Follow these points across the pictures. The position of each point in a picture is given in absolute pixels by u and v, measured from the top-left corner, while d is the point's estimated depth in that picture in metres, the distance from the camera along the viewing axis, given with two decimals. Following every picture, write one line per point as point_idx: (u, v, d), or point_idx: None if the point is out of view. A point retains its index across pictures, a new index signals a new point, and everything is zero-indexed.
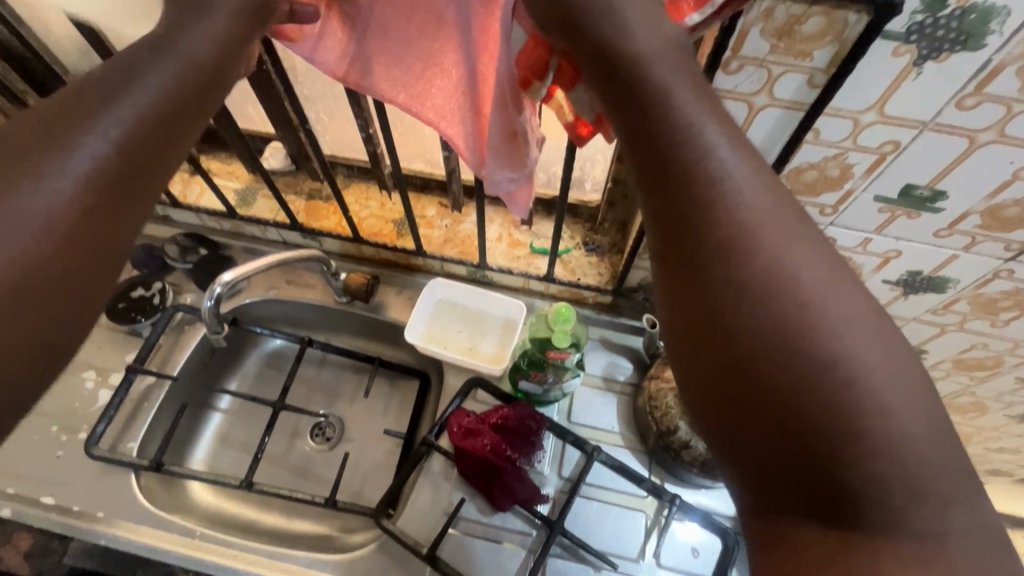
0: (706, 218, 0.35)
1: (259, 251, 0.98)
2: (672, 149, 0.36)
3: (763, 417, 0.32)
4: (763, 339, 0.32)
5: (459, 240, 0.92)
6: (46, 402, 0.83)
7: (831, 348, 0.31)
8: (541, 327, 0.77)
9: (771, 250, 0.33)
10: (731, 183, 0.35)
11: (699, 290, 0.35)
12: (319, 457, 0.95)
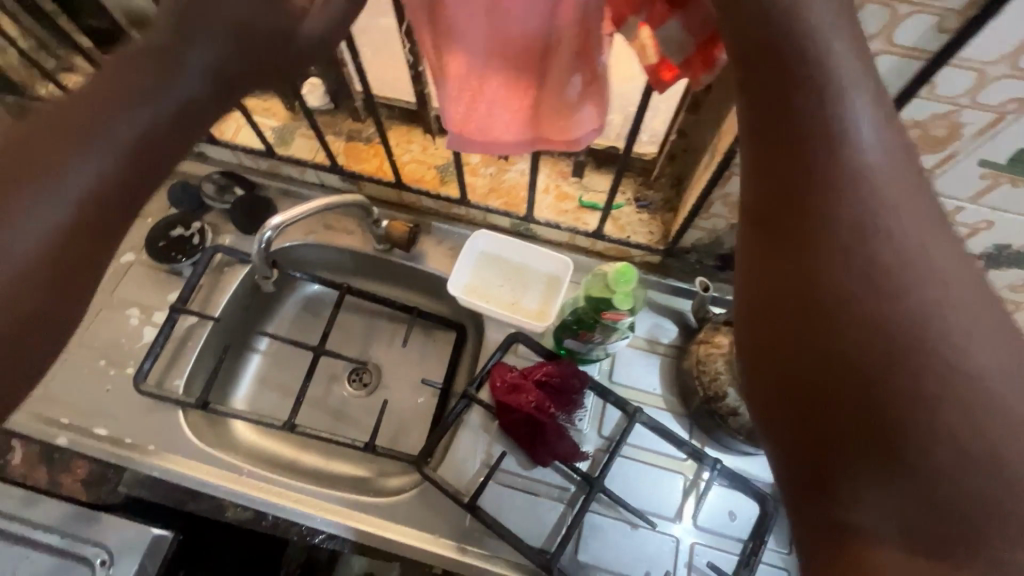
0: (832, 192, 0.31)
1: (297, 193, 0.96)
2: (815, 97, 0.31)
3: (855, 407, 0.29)
4: (884, 342, 0.29)
5: (504, 190, 0.88)
6: (93, 336, 0.84)
7: (965, 364, 0.27)
8: (596, 285, 0.73)
9: (906, 243, 0.30)
10: (873, 156, 0.31)
11: (814, 270, 0.31)
12: (356, 402, 0.95)
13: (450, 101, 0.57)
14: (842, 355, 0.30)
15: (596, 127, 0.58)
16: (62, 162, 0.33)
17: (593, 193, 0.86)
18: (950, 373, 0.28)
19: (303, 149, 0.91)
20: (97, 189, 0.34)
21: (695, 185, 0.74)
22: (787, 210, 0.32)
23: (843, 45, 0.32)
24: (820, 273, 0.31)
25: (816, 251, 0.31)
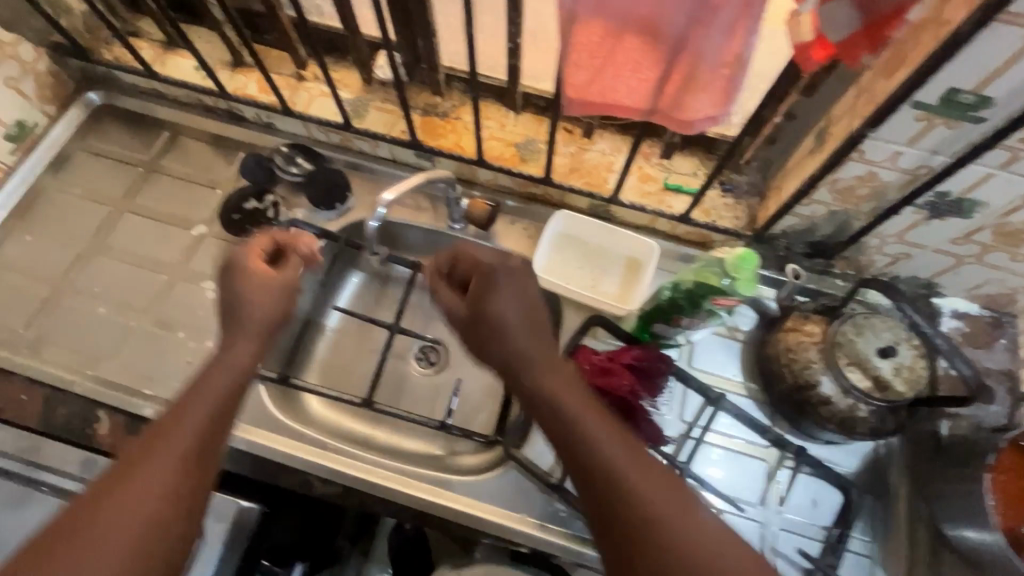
0: (605, 486, 0.51)
1: (368, 168, 0.94)
2: (590, 453, 0.52)
3: (628, 494, 0.50)
4: (635, 512, 0.49)
5: (585, 170, 0.86)
6: (171, 309, 0.84)
7: (652, 511, 0.49)
8: (709, 272, 0.69)
9: (613, 454, 0.52)
10: (600, 445, 0.53)
11: (606, 508, 0.50)
12: (424, 380, 0.95)
13: (577, 66, 0.58)
14: (618, 471, 0.51)
15: (718, 110, 0.57)
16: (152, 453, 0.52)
17: (677, 175, 0.84)
18: (664, 508, 0.49)
19: (377, 123, 0.90)
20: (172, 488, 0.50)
21: (796, 170, 0.72)
22: (581, 477, 0.53)
23: (574, 403, 0.56)
24: (599, 469, 0.51)
25: (616, 521, 0.50)
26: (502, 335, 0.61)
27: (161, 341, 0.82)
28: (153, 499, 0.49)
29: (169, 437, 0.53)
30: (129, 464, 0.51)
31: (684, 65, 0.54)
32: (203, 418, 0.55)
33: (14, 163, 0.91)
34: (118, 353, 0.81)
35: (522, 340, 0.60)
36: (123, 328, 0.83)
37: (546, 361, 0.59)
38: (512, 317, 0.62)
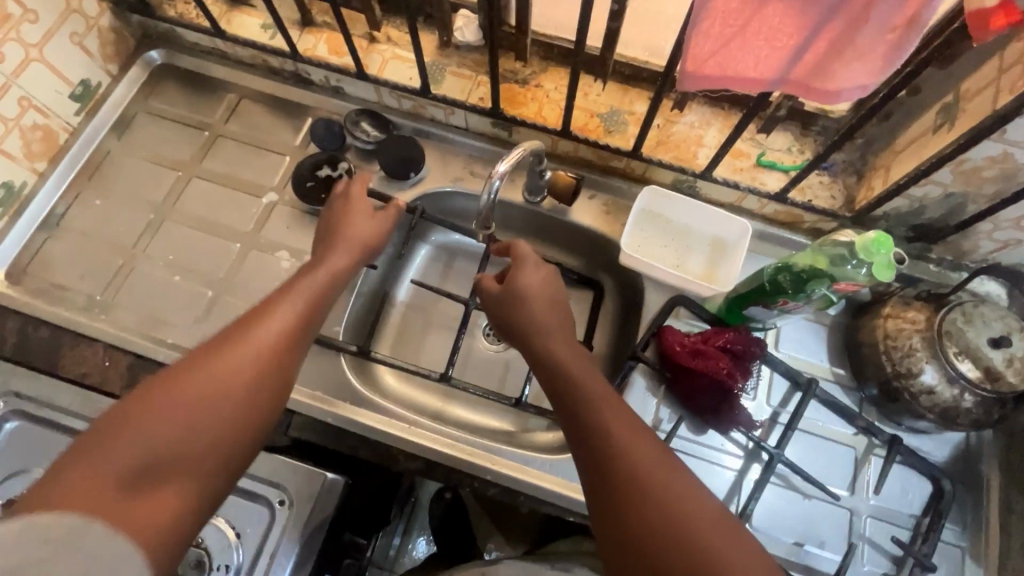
0: (601, 435, 0.51)
1: (441, 137, 0.90)
2: (589, 407, 0.53)
3: (613, 445, 0.49)
4: (625, 454, 0.49)
5: (672, 144, 0.82)
6: (246, 279, 0.83)
7: (650, 466, 0.48)
8: (823, 252, 0.65)
9: (613, 409, 0.52)
10: (607, 400, 0.54)
11: (608, 459, 0.49)
12: (494, 357, 0.94)
13: (706, 34, 0.54)
14: (604, 423, 0.51)
15: (871, 80, 0.53)
16: (246, 324, 0.54)
17: (770, 152, 0.81)
18: (644, 461, 0.48)
19: (454, 90, 0.86)
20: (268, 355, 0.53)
21: (914, 149, 0.68)
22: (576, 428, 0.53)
23: (579, 363, 0.58)
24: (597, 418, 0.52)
25: (604, 464, 0.49)
26: (526, 305, 0.64)
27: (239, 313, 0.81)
28: (256, 368, 0.51)
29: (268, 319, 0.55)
30: (232, 331, 0.53)
31: (842, 29, 0.50)
32: (295, 309, 0.58)
33: (81, 125, 0.88)
34: (197, 323, 0.80)
35: (531, 314, 0.63)
36: (199, 297, 0.82)
37: (559, 333, 0.62)
38: (534, 295, 0.64)
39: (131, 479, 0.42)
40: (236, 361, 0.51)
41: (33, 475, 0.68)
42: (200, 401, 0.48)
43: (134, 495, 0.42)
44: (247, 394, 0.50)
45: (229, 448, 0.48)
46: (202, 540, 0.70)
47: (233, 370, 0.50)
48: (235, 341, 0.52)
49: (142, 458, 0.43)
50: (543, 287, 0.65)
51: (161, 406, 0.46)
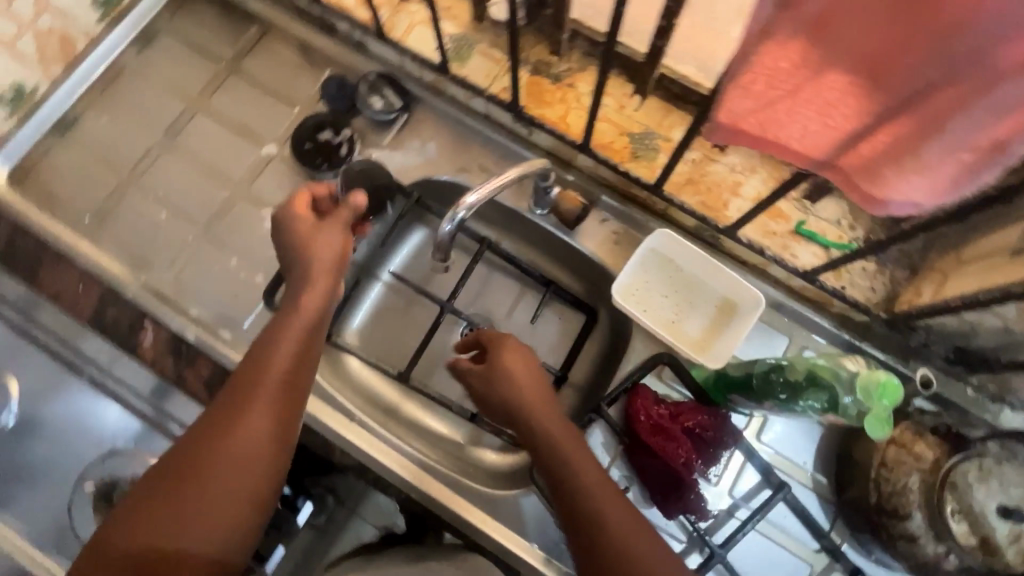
0: (582, 511, 0.52)
1: (456, 119, 0.82)
2: (572, 492, 0.53)
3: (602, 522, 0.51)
4: (605, 532, 0.50)
5: (703, 186, 0.72)
6: (228, 232, 0.80)
7: (626, 536, 0.50)
8: (825, 367, 0.62)
9: (590, 483, 0.53)
10: (586, 476, 0.53)
11: (580, 531, 0.51)
12: None
13: (744, 95, 0.43)
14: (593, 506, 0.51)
15: (930, 197, 0.43)
16: (273, 329, 0.54)
17: (813, 220, 0.70)
18: (631, 540, 0.50)
19: (480, 72, 0.77)
20: (300, 346, 0.54)
21: (979, 267, 0.57)
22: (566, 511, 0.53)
23: (557, 430, 0.56)
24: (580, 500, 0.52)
25: (582, 536, 0.51)
26: (509, 384, 0.59)
27: (217, 265, 0.79)
28: (285, 384, 0.52)
29: (255, 392, 0.50)
30: (256, 348, 0.53)
31: (913, 131, 0.39)
32: (310, 322, 0.55)
33: (101, 35, 0.85)
34: (176, 267, 0.79)
35: (507, 387, 0.59)
36: (182, 241, 0.80)
37: (547, 405, 0.58)
38: (516, 362, 0.60)
39: (153, 555, 0.45)
40: (238, 439, 0.49)
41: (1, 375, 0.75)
42: (238, 428, 0.49)
43: (166, 521, 0.46)
44: (283, 411, 0.51)
45: (272, 462, 0.50)
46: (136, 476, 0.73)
47: (269, 379, 0.51)
48: (232, 422, 0.49)
49: (156, 536, 0.46)
50: (518, 349, 0.61)
51: (165, 518, 0.46)
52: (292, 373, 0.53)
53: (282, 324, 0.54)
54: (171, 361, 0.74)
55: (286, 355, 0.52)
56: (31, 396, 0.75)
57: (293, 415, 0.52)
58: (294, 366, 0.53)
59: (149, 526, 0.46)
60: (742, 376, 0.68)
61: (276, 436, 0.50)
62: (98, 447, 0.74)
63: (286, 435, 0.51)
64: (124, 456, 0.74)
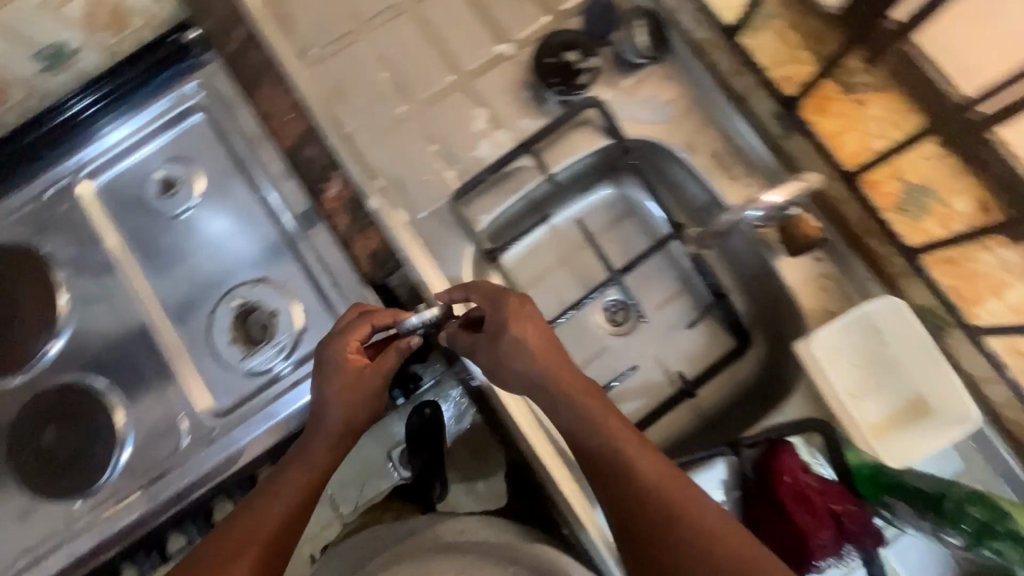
0: (624, 483, 0.53)
1: (709, 93, 0.75)
2: (607, 466, 0.54)
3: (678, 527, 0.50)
4: (652, 504, 0.52)
5: (963, 271, 0.63)
6: (438, 116, 0.77)
7: (673, 505, 0.51)
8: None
9: (621, 451, 0.54)
10: (615, 444, 0.54)
11: (629, 506, 0.52)
12: (602, 333, 0.85)
13: None
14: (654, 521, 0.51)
15: None
16: (265, 490, 0.60)
17: None
18: (690, 508, 0.51)
19: (765, 50, 0.68)
20: (293, 511, 0.59)
21: None
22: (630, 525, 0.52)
23: (569, 403, 0.56)
24: (648, 512, 0.51)
25: (631, 510, 0.52)
26: (517, 352, 0.57)
27: (416, 144, 0.77)
28: (280, 522, 0.58)
29: (288, 476, 0.60)
30: (238, 513, 0.59)
31: None
32: (311, 469, 0.61)
33: None
34: (375, 130, 0.77)
35: (533, 376, 0.57)
36: (392, 107, 0.78)
37: (569, 368, 0.57)
38: (516, 315, 0.58)
39: None
40: (264, 517, 0.58)
41: (197, 170, 0.80)
42: (234, 557, 0.55)
43: None
44: (269, 544, 0.56)
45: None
46: (276, 313, 0.76)
47: (262, 521, 0.57)
48: (204, 571, 0.55)
49: None
50: (497, 301, 0.59)
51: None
52: (277, 532, 0.57)
53: (277, 482, 0.60)
54: (348, 220, 0.74)
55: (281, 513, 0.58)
56: (215, 200, 0.79)
57: (285, 530, 0.58)
58: (283, 520, 0.58)
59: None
60: (934, 491, 0.60)
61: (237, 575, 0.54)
62: (254, 270, 0.78)
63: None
64: (273, 288, 0.77)
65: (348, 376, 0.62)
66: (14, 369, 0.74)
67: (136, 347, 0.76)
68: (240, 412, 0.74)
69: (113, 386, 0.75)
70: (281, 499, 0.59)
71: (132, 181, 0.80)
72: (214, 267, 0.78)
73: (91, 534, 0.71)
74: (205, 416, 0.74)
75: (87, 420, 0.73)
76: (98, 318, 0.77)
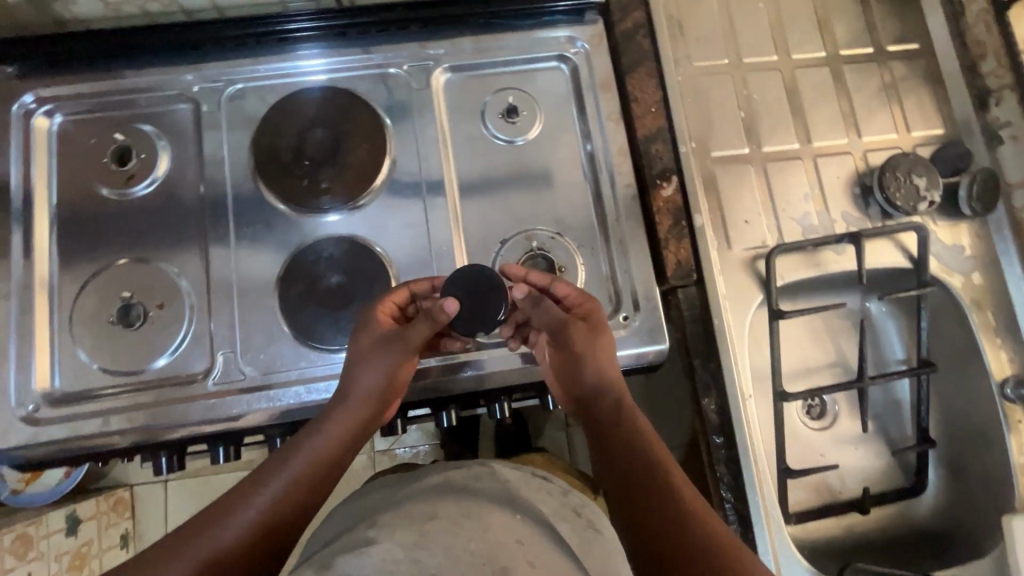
0: (638, 459, 0.63)
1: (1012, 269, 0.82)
2: (622, 443, 0.65)
3: (674, 496, 0.59)
4: (658, 489, 0.60)
5: None
6: (775, 172, 0.83)
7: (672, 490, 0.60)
8: None
9: (637, 442, 0.65)
10: (637, 433, 0.66)
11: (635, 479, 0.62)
12: (798, 416, 0.91)
13: None
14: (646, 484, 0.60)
15: None
16: (308, 428, 0.65)
17: None
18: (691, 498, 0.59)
19: None
20: (334, 441, 0.64)
21: None
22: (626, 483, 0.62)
23: (608, 396, 0.70)
24: (648, 478, 0.61)
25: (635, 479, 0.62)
26: (584, 346, 0.70)
27: (747, 187, 0.82)
28: (327, 457, 0.63)
29: (329, 424, 0.65)
30: (285, 450, 0.63)
31: None
32: (351, 417, 0.66)
33: None
34: (718, 158, 0.82)
35: (595, 379, 0.70)
36: (740, 144, 0.83)
37: (610, 369, 0.71)
38: (595, 321, 0.70)
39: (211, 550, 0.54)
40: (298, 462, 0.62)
41: (538, 109, 0.82)
42: (281, 482, 0.60)
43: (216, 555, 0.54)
44: (316, 479, 0.62)
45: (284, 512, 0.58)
46: (561, 269, 0.78)
47: (315, 455, 0.63)
48: (250, 493, 0.59)
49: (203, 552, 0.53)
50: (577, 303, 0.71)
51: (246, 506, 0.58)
52: (318, 463, 0.62)
53: (323, 417, 0.65)
54: (670, 224, 0.78)
55: (329, 440, 0.64)
56: (544, 144, 0.81)
57: (328, 462, 0.63)
58: (330, 450, 0.64)
59: (243, 518, 0.57)
60: None
61: (287, 495, 0.59)
62: (555, 221, 0.79)
63: (297, 501, 0.59)
64: (566, 246, 0.78)
65: (381, 329, 0.68)
66: (303, 204, 0.76)
67: (420, 237, 0.78)
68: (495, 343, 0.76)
69: (392, 264, 0.76)
70: (323, 439, 0.64)
71: (476, 94, 0.83)
72: (519, 201, 0.79)
73: (323, 387, 0.72)
74: None
75: (358, 282, 0.75)
76: (397, 197, 0.79)
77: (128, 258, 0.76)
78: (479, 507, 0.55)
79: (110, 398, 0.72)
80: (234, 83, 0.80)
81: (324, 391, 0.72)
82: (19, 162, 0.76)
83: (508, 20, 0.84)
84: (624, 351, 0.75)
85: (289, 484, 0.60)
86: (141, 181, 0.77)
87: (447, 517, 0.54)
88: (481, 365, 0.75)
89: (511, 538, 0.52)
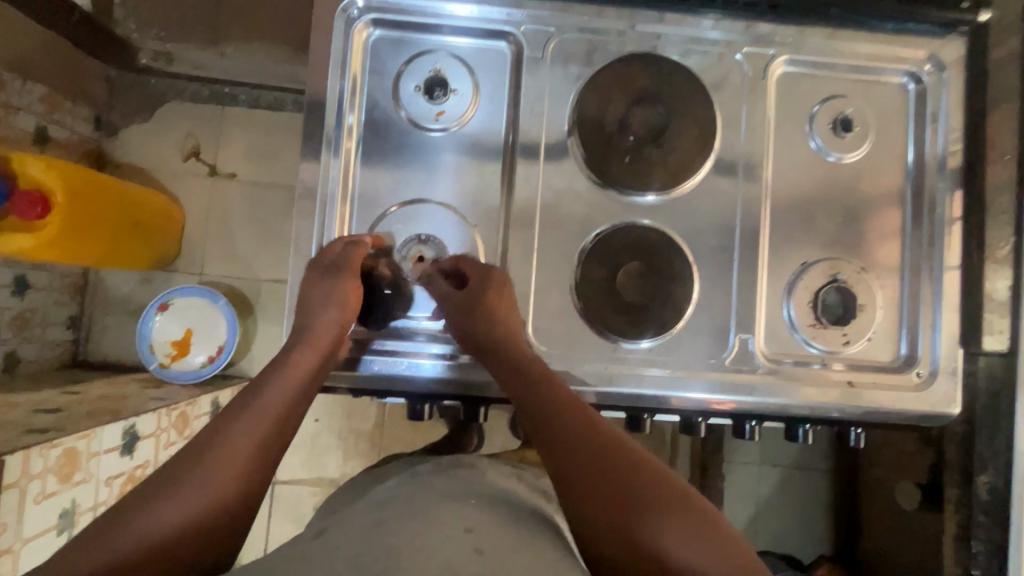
0: (559, 422, 0.58)
1: None
2: (537, 408, 0.60)
3: (610, 441, 0.56)
4: (584, 441, 0.56)
5: None
6: None
7: (609, 439, 0.57)
8: None
9: (550, 399, 0.61)
10: (544, 393, 0.62)
11: (562, 430, 0.57)
12: None
13: None
14: (574, 436, 0.56)
15: None
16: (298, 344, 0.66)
17: None
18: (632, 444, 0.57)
19: None
20: (318, 351, 0.66)
21: None
22: (558, 438, 0.57)
23: (511, 353, 0.66)
24: (575, 430, 0.57)
25: (565, 432, 0.57)
26: (485, 301, 0.69)
27: None
28: (309, 369, 0.64)
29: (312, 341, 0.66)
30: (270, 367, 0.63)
31: None
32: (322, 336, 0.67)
33: None
34: None
35: (502, 335, 0.68)
36: None
37: (513, 332, 0.69)
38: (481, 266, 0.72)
39: (217, 469, 0.53)
40: (277, 387, 0.61)
41: (869, 130, 0.77)
42: (275, 394, 0.60)
43: (221, 470, 0.53)
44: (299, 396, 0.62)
45: (279, 416, 0.59)
46: (861, 309, 0.75)
47: (301, 369, 0.63)
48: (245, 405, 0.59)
49: (210, 477, 0.53)
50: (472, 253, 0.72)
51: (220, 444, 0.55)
52: (308, 370, 0.64)
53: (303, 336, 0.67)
54: (998, 287, 0.73)
55: (312, 351, 0.65)
56: (862, 169, 0.77)
57: (310, 366, 0.64)
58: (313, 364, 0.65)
59: (247, 428, 0.57)
60: None
61: (279, 398, 0.60)
62: (862, 257, 0.76)
63: (287, 404, 0.60)
64: (870, 284, 0.75)
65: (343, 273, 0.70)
66: (626, 185, 0.74)
67: (723, 241, 0.76)
68: (792, 368, 0.75)
69: (693, 264, 0.75)
70: (306, 350, 0.65)
71: (806, 97, 0.78)
72: (829, 223, 0.76)
73: (634, 379, 0.73)
74: (760, 358, 0.75)
75: (663, 278, 0.74)
76: (704, 199, 0.76)
77: (399, 206, 0.75)
78: (422, 512, 0.54)
79: (415, 342, 0.75)
80: (564, 31, 0.76)
81: (629, 390, 0.73)
82: (338, 74, 0.74)
83: (867, 19, 0.76)
84: (684, 395, 0.73)
85: (286, 388, 0.61)
86: (436, 123, 0.74)
87: (391, 524, 0.51)
88: (446, 362, 0.74)
89: (461, 544, 0.48)
